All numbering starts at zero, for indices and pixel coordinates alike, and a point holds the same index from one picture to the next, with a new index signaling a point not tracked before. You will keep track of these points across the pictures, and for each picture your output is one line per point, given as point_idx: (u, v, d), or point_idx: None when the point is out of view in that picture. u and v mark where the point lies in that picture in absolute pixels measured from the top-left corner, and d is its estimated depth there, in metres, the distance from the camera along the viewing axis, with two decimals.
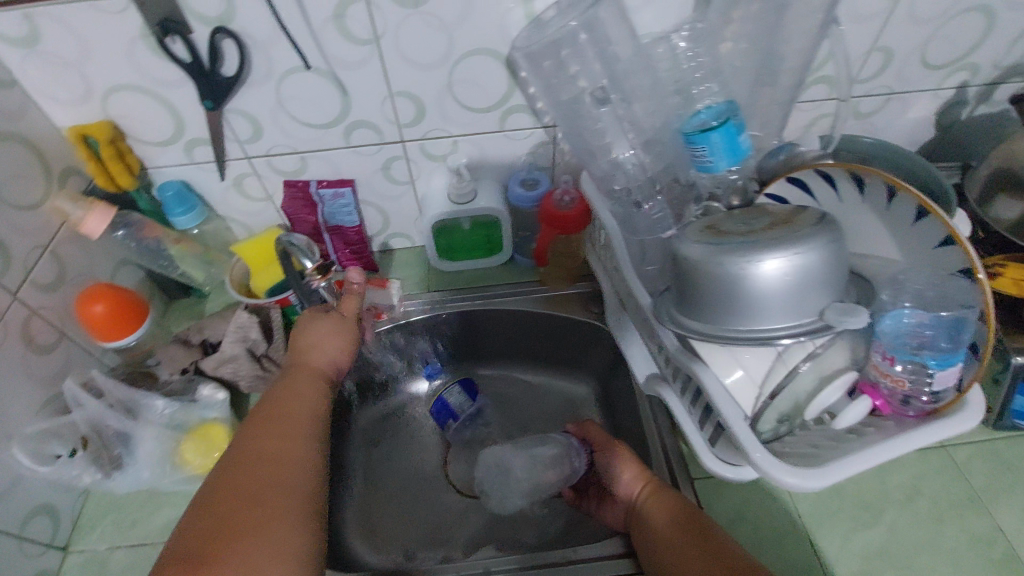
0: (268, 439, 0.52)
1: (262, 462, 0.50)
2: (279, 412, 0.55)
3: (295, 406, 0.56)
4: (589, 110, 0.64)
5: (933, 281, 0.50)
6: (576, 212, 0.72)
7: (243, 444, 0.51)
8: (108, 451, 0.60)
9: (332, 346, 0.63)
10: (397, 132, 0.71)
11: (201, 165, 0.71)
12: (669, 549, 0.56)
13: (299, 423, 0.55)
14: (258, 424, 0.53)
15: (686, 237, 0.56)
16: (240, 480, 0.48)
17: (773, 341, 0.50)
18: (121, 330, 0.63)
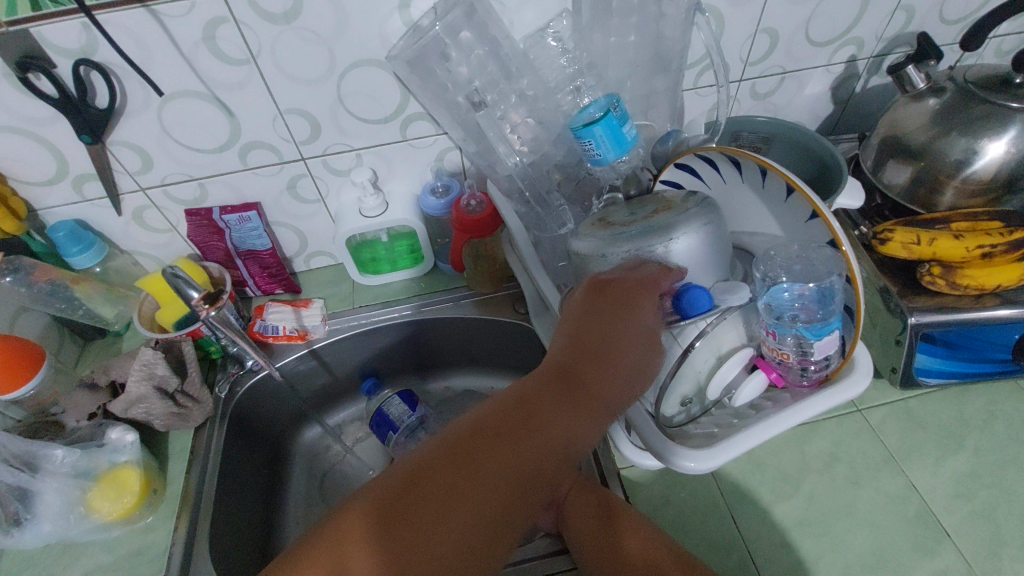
0: (488, 457, 0.39)
1: (452, 491, 0.37)
2: (551, 407, 0.42)
3: (551, 431, 0.41)
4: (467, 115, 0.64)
5: (801, 253, 0.52)
6: (485, 215, 0.70)
7: (482, 437, 0.40)
8: (2, 509, 0.57)
9: (643, 355, 0.47)
10: (296, 150, 0.70)
11: (94, 201, 0.69)
12: (595, 545, 0.56)
13: (511, 452, 0.39)
14: (517, 411, 0.42)
15: (580, 232, 0.57)
16: (429, 489, 0.37)
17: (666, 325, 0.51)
18: (13, 380, 0.60)
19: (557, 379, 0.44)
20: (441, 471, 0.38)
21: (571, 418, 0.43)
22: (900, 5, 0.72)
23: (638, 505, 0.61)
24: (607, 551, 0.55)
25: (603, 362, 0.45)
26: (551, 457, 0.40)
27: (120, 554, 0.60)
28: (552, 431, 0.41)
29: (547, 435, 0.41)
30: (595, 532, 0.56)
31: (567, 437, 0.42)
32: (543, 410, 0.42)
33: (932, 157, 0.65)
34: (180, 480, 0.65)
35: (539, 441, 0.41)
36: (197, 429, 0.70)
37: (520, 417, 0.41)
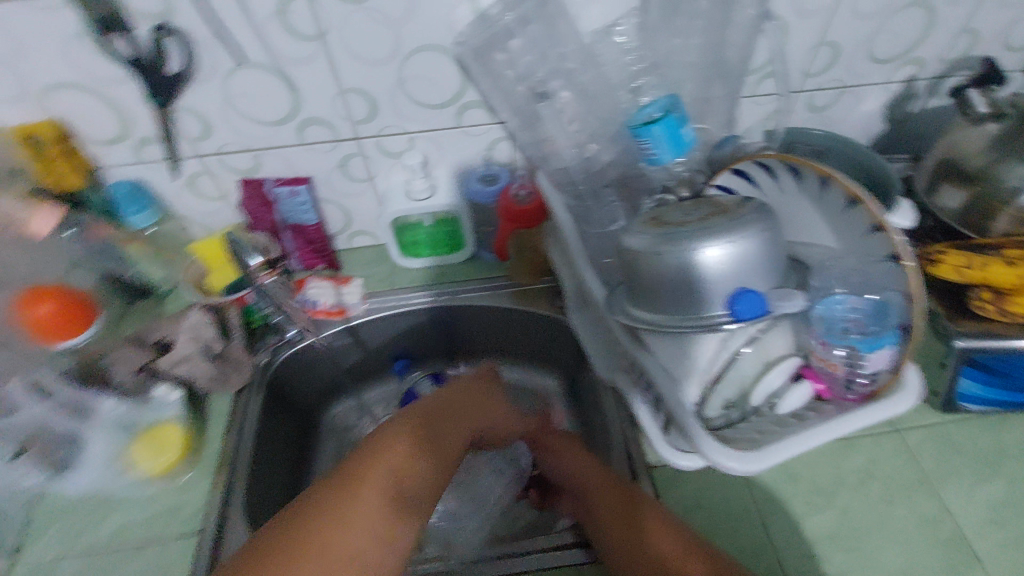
0: (361, 490, 0.49)
1: (378, 487, 0.50)
2: (393, 449, 0.53)
3: (422, 457, 0.55)
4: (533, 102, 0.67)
5: (859, 266, 0.52)
6: (533, 206, 0.71)
7: (402, 459, 0.53)
8: (50, 453, 0.61)
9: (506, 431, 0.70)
10: (351, 129, 0.71)
11: (148, 163, 0.70)
12: (619, 548, 0.56)
13: (408, 457, 0.54)
14: (360, 468, 0.51)
15: (633, 229, 0.57)
16: (407, 480, 0.53)
17: (712, 325, 0.51)
18: (70, 330, 0.62)
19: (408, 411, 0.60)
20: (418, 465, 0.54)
21: (434, 445, 0.57)
22: (966, 28, 0.71)
23: (669, 503, 0.61)
24: (628, 557, 0.54)
25: (435, 427, 0.59)
26: (405, 468, 0.53)
27: (155, 511, 0.60)
28: (426, 454, 0.55)
29: (400, 460, 0.53)
30: (621, 534, 0.56)
31: (422, 468, 0.54)
32: (434, 436, 0.58)
33: (989, 183, 0.64)
34: (218, 442, 0.66)
35: (381, 466, 0.52)
36: (236, 394, 0.71)
37: (358, 465, 0.52)
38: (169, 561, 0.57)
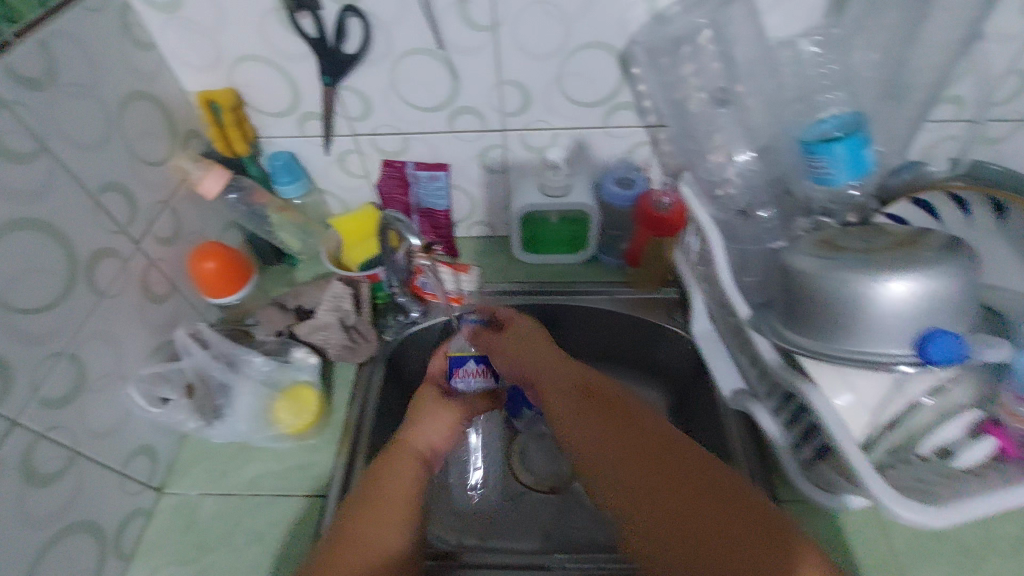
0: (383, 498, 0.54)
1: (391, 496, 0.54)
2: (393, 469, 0.57)
3: (408, 465, 0.58)
4: (703, 109, 0.66)
5: None
6: (671, 217, 0.71)
7: (388, 477, 0.56)
8: (210, 400, 0.63)
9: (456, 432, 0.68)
10: (500, 120, 0.72)
11: (310, 138, 0.74)
12: (595, 451, 0.51)
13: (408, 471, 0.58)
14: (373, 489, 0.55)
15: (798, 249, 0.55)
16: (387, 488, 0.55)
17: (880, 363, 0.48)
18: (228, 288, 0.65)
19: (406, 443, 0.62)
20: (397, 475, 0.56)
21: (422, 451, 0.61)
22: None
23: None
24: (598, 445, 0.51)
25: (407, 441, 0.62)
26: (405, 487, 0.56)
27: (287, 466, 0.66)
28: (411, 462, 0.59)
29: (398, 478, 0.56)
30: (595, 421, 0.53)
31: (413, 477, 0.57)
32: (407, 452, 0.60)
33: None
34: (344, 409, 0.70)
35: (392, 481, 0.56)
36: (360, 364, 0.74)
37: (370, 482, 0.56)
38: (299, 515, 0.62)
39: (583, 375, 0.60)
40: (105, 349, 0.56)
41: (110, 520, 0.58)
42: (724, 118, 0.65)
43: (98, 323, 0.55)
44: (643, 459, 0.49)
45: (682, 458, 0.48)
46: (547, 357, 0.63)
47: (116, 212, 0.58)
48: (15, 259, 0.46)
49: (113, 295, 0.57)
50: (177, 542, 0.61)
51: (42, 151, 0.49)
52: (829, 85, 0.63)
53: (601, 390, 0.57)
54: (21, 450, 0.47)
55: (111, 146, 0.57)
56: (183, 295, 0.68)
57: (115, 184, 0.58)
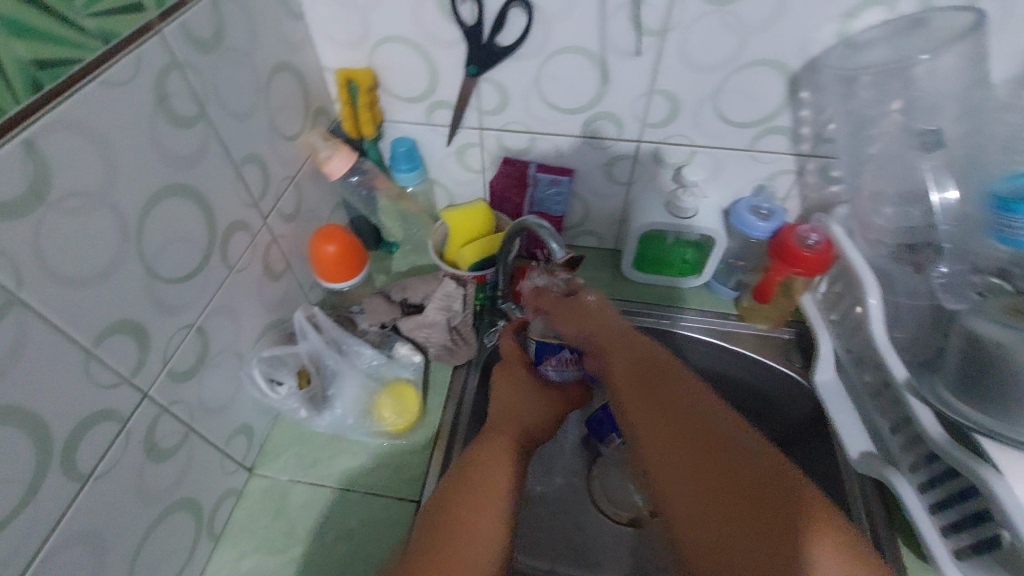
0: (481, 499, 0.48)
1: (485, 496, 0.48)
2: (488, 462, 0.52)
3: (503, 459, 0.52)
4: (881, 147, 0.61)
5: None
6: (819, 256, 0.63)
7: (485, 474, 0.50)
8: (322, 390, 0.62)
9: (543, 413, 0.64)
10: (638, 130, 0.67)
11: (435, 127, 0.71)
12: (652, 442, 0.46)
13: (501, 466, 0.52)
14: (468, 486, 0.49)
15: (984, 313, 0.50)
16: (479, 472, 0.51)
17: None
18: (344, 273, 0.63)
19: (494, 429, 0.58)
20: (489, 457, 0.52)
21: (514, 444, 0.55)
22: None
23: None
24: (653, 426, 0.47)
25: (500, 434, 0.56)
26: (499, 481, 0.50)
27: (380, 464, 0.63)
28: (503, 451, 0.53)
29: (494, 475, 0.51)
30: (652, 409, 0.48)
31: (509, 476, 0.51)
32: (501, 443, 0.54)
33: None
34: (438, 413, 0.67)
35: (487, 475, 0.50)
36: (455, 367, 0.71)
37: (464, 476, 0.50)
38: (392, 519, 0.59)
39: (642, 347, 0.54)
40: (226, 323, 0.55)
41: (208, 498, 0.56)
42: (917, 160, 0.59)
43: (223, 298, 0.54)
44: (689, 453, 0.44)
45: (735, 452, 0.43)
46: (617, 328, 0.57)
47: (251, 184, 0.56)
48: (165, 227, 0.45)
49: (239, 269, 0.55)
50: (266, 528, 0.59)
51: (201, 118, 0.48)
52: None
53: (656, 363, 0.52)
54: (147, 422, 0.46)
55: (254, 118, 0.55)
56: (294, 274, 0.66)
57: (253, 155, 0.56)
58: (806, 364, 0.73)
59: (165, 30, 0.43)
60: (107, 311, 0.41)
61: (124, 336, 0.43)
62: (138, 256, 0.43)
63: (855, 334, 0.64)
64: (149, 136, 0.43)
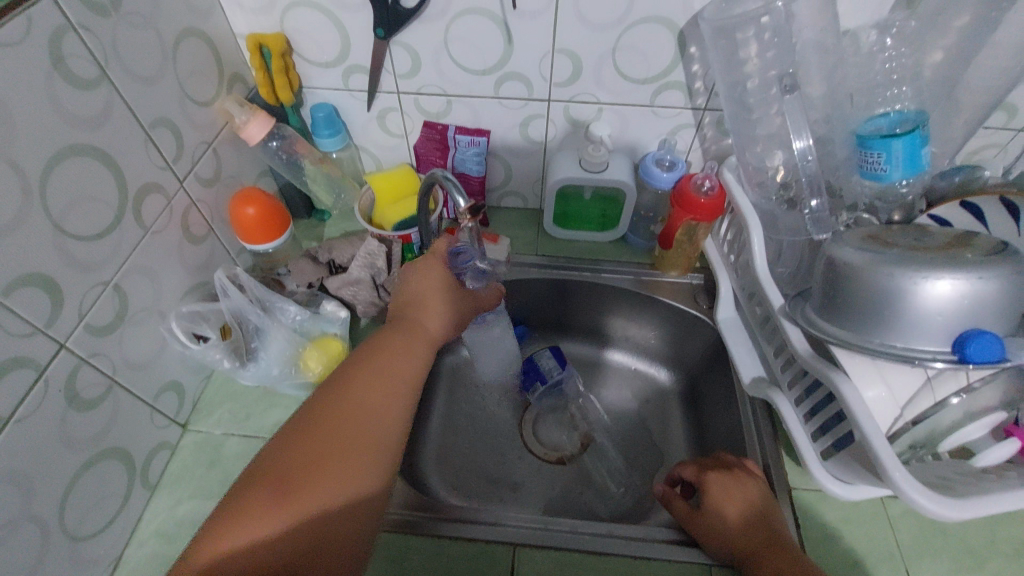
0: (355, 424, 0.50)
1: (366, 415, 0.51)
2: (375, 364, 0.56)
3: (392, 360, 0.57)
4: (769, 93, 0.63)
5: None
6: (711, 202, 0.69)
7: (359, 396, 0.52)
8: (245, 342, 0.64)
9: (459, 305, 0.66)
10: (547, 90, 0.71)
11: (354, 92, 0.73)
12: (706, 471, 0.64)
13: (389, 383, 0.55)
14: (346, 386, 0.53)
15: (843, 241, 0.55)
16: (377, 364, 0.55)
17: (918, 359, 0.48)
18: (264, 234, 0.66)
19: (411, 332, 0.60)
20: (392, 350, 0.57)
21: (415, 346, 0.60)
22: None
23: (805, 527, 0.60)
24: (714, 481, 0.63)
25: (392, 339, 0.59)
26: (383, 385, 0.54)
27: None
28: (397, 348, 0.58)
29: (370, 396, 0.52)
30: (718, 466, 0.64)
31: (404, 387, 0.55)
32: (399, 343, 0.59)
33: None
34: None
35: (371, 379, 0.54)
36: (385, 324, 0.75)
37: (349, 379, 0.54)
38: None
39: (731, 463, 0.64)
40: (146, 283, 0.57)
41: (140, 451, 0.59)
42: (787, 103, 0.62)
43: (142, 257, 0.56)
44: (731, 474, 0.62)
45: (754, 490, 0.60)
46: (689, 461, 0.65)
47: (164, 148, 0.58)
48: (72, 185, 0.47)
49: (156, 231, 0.58)
50: (201, 477, 0.62)
51: (104, 80, 0.50)
52: (894, 80, 0.62)
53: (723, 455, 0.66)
54: (66, 372, 0.48)
55: (162, 83, 0.57)
56: (217, 237, 0.69)
57: (162, 119, 0.58)
58: (710, 305, 0.79)
59: None
60: (18, 263, 0.43)
61: (35, 288, 0.45)
62: (46, 213, 0.45)
63: (746, 271, 0.70)
64: (48, 98, 0.45)
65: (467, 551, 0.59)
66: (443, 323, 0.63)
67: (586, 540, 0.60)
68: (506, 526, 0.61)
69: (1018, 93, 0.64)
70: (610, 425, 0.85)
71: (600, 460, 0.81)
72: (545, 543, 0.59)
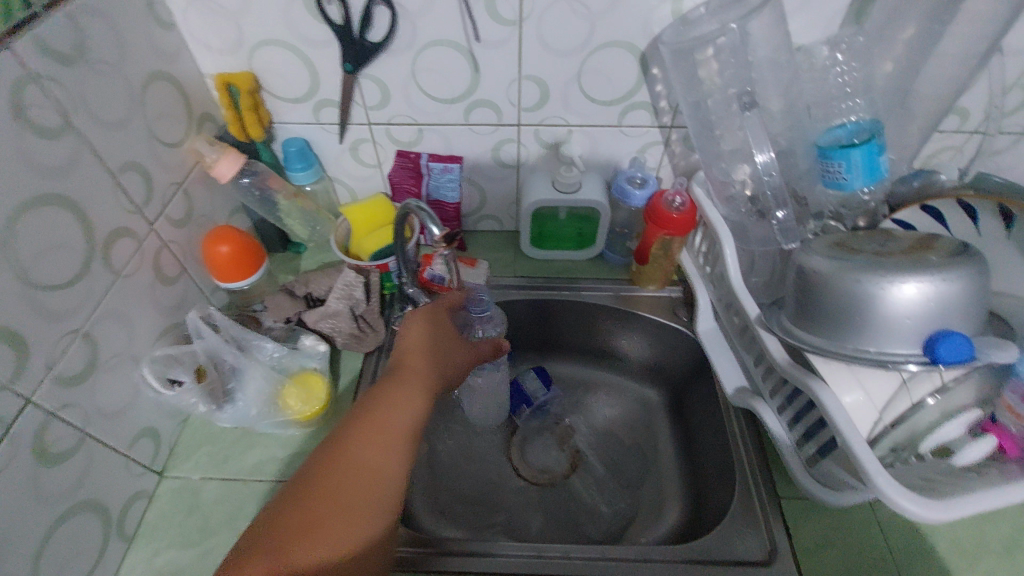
0: (318, 565, 0.43)
1: (385, 436, 0.52)
2: (330, 498, 0.46)
3: (353, 481, 0.48)
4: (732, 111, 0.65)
5: None
6: (683, 216, 0.69)
7: (360, 491, 0.47)
8: (222, 383, 0.64)
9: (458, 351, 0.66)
10: (516, 115, 0.72)
11: (325, 126, 0.74)
12: None
13: (405, 415, 0.54)
14: (288, 549, 0.43)
15: (811, 249, 0.55)
16: (363, 436, 0.51)
17: (891, 362, 0.48)
18: (239, 272, 0.65)
19: (398, 380, 0.58)
20: (374, 419, 0.53)
21: (400, 421, 0.54)
22: None
23: (797, 535, 0.59)
24: None
25: (354, 445, 0.50)
26: (348, 512, 0.46)
27: (290, 453, 0.65)
28: (360, 458, 0.49)
29: (329, 535, 0.44)
30: None
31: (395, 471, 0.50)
32: (376, 432, 0.52)
33: None
34: (349, 399, 0.70)
35: (333, 510, 0.46)
36: (367, 355, 0.74)
37: (284, 547, 0.43)
38: None
39: None
40: (118, 329, 0.56)
41: (116, 502, 0.57)
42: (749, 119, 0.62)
43: (112, 303, 0.55)
44: None
45: None
46: None
47: (133, 192, 0.58)
48: (39, 235, 0.47)
49: (126, 275, 0.57)
50: (180, 525, 0.60)
51: (69, 127, 0.50)
52: (849, 92, 0.65)
53: None
54: (35, 427, 0.47)
55: (130, 127, 0.57)
56: (191, 276, 0.68)
57: (131, 162, 0.58)
58: (690, 317, 0.80)
59: (19, 44, 0.45)
60: None
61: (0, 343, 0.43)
62: (12, 264, 0.44)
63: (722, 282, 0.71)
64: (13, 150, 0.44)
65: None
66: (444, 360, 0.64)
67: (580, 566, 0.58)
68: (465, 561, 0.58)
69: (966, 99, 0.67)
70: (599, 444, 0.84)
71: (589, 481, 0.80)
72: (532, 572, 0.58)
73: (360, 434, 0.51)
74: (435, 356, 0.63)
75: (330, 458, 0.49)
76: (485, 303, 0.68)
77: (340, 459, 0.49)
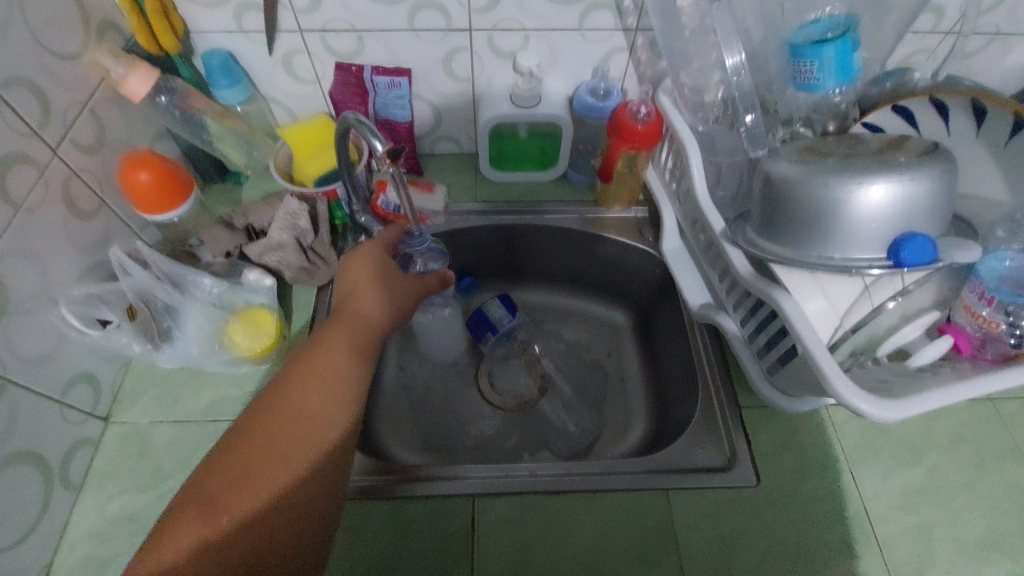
0: (251, 502, 0.43)
1: (324, 379, 0.51)
2: (267, 443, 0.46)
3: (292, 428, 0.47)
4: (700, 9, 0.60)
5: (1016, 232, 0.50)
6: (647, 129, 0.66)
7: (295, 432, 0.47)
8: (156, 323, 0.60)
9: (411, 289, 0.63)
10: (467, 18, 0.65)
11: (251, 34, 0.65)
12: None
13: (347, 357, 0.53)
14: (224, 494, 0.43)
15: (780, 155, 0.53)
16: (301, 380, 0.50)
17: (854, 268, 0.47)
18: (165, 203, 0.59)
19: (340, 321, 0.56)
20: (314, 362, 0.52)
21: (343, 367, 0.52)
22: None
23: (756, 441, 0.61)
24: None
25: (295, 393, 0.49)
26: (285, 458, 0.46)
27: (243, 392, 0.62)
28: (301, 405, 0.49)
29: (265, 479, 0.44)
30: None
31: (339, 417, 0.49)
32: (318, 378, 0.51)
33: None
34: (303, 334, 0.66)
35: (270, 456, 0.45)
36: (320, 289, 0.70)
37: (221, 491, 0.43)
38: None
39: None
40: (29, 268, 0.50)
41: (55, 451, 0.54)
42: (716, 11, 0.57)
43: (16, 239, 0.49)
44: None
45: None
46: None
47: (24, 111, 0.50)
48: None
49: (30, 208, 0.51)
50: (131, 470, 0.58)
51: None
52: None
53: None
54: None
55: (8, 32, 0.49)
56: (112, 209, 0.61)
57: (16, 75, 0.50)
58: (656, 237, 0.78)
59: None
60: None
61: None
62: None
63: (688, 198, 0.68)
64: None
65: (439, 510, 0.56)
66: (396, 298, 0.60)
67: (546, 484, 0.58)
68: (430, 485, 0.58)
69: None
70: (565, 368, 0.84)
71: (557, 403, 0.80)
72: (500, 493, 0.57)
73: (298, 377, 0.50)
74: (383, 293, 0.59)
75: (268, 403, 0.49)
76: (420, 235, 0.64)
77: (277, 402, 0.49)
